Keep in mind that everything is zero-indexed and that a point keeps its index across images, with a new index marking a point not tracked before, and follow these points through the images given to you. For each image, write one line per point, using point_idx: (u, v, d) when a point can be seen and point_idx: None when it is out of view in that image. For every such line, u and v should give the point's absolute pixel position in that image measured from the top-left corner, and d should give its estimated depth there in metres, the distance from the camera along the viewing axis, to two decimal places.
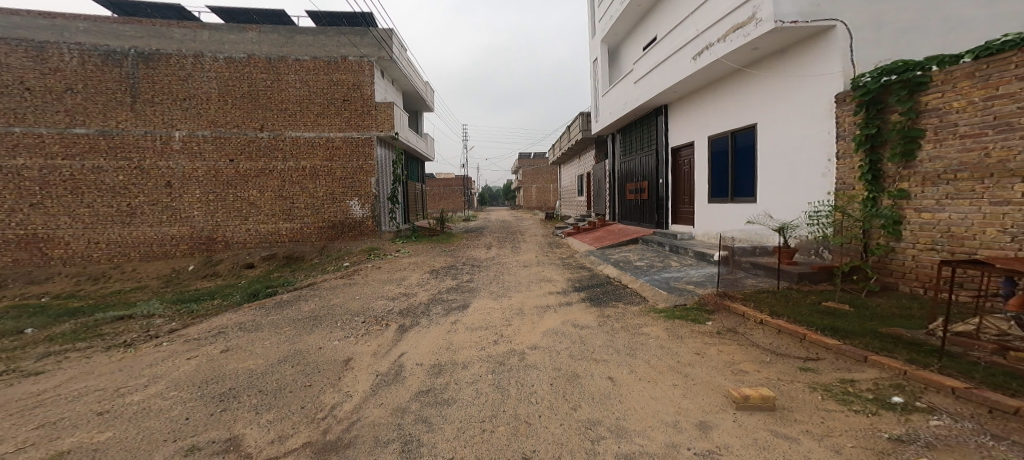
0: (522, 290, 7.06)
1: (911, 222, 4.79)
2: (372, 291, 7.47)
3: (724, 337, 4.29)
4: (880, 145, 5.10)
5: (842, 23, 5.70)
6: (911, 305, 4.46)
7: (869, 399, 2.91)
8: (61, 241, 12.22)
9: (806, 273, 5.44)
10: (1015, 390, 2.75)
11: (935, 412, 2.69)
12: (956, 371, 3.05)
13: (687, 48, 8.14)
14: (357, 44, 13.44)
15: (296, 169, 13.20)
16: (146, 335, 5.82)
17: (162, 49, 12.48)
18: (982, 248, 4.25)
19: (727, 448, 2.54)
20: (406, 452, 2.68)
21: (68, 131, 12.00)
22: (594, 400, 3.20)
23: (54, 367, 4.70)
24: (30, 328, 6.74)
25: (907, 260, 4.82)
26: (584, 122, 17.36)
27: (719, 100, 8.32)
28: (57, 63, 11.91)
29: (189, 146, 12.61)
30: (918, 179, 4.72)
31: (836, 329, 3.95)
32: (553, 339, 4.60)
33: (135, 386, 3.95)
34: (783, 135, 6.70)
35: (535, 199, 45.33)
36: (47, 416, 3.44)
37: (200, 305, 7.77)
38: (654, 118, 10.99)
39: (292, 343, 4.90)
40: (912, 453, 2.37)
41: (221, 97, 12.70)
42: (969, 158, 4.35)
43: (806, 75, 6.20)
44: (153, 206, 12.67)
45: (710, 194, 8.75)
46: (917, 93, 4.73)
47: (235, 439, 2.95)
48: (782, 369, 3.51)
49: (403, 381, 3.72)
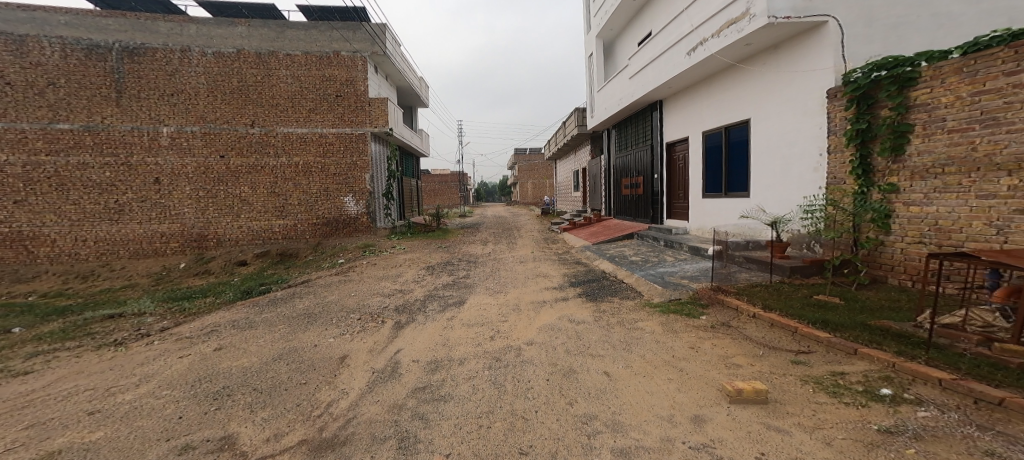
0: (518, 285, 7.10)
1: (900, 215, 4.87)
2: (368, 287, 7.45)
3: (718, 330, 4.36)
4: (871, 140, 5.16)
5: (834, 19, 5.72)
6: (900, 297, 4.55)
7: (859, 391, 2.98)
8: (47, 238, 12.04)
9: (798, 267, 5.52)
10: (1000, 381, 2.82)
11: (922, 404, 2.75)
12: (943, 362, 3.12)
13: (682, 43, 8.17)
14: (349, 39, 13.25)
15: (288, 165, 13.06)
16: (137, 333, 5.76)
17: (148, 43, 12.27)
18: (969, 241, 4.35)
19: (722, 441, 2.58)
20: (404, 449, 2.69)
21: (52, 126, 11.76)
22: (591, 395, 3.23)
23: (43, 366, 4.63)
24: (17, 327, 6.62)
25: (896, 253, 4.92)
26: (579, 117, 17.28)
27: (712, 97, 8.38)
28: (37, 57, 11.65)
29: (177, 141, 12.44)
30: (907, 173, 4.78)
31: (828, 322, 4.01)
32: (549, 334, 4.64)
33: (126, 385, 3.91)
34: (776, 130, 6.76)
35: (531, 194, 45.54)
36: (38, 416, 3.40)
37: (193, 303, 7.70)
38: (649, 113, 11.03)
39: (286, 341, 4.87)
40: (901, 445, 2.41)
41: (210, 92, 12.53)
42: (956, 152, 4.40)
43: (799, 70, 6.25)
44: (142, 203, 12.50)
45: (704, 189, 8.84)
46: (906, 88, 4.78)
47: (230, 438, 2.94)
48: (775, 362, 3.56)
49: (400, 377, 3.73)
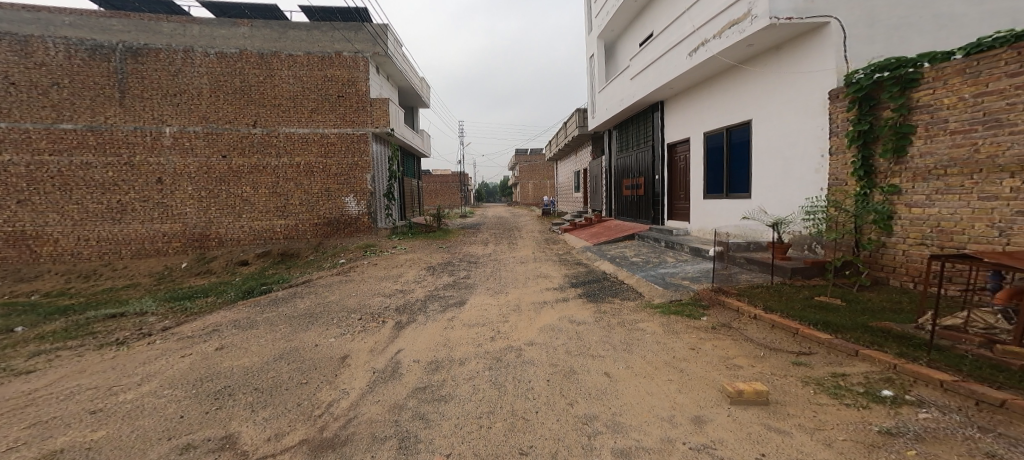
0: (519, 286, 7.09)
1: (901, 217, 4.86)
2: (369, 287, 7.45)
3: (719, 331, 4.35)
4: (872, 141, 5.16)
5: (836, 20, 5.71)
6: (901, 298, 4.55)
7: (860, 392, 2.97)
8: (50, 238, 12.08)
9: (799, 268, 5.51)
10: (1002, 383, 2.81)
11: (924, 406, 2.74)
12: (945, 364, 3.10)
13: (683, 44, 8.18)
14: (351, 40, 13.29)
15: (290, 166, 13.09)
16: (139, 333, 5.77)
17: (151, 44, 12.31)
18: (971, 243, 4.34)
19: (722, 442, 2.58)
20: (404, 449, 2.69)
21: (55, 126, 11.80)
22: (591, 395, 3.23)
23: (45, 365, 4.65)
24: (20, 327, 6.65)
25: (897, 254, 4.90)
26: (580, 118, 17.25)
27: (713, 98, 8.38)
28: (41, 58, 11.69)
29: (179, 141, 12.47)
30: (909, 174, 4.77)
31: (829, 323, 4.00)
32: (550, 334, 4.64)
33: (129, 384, 3.93)
34: (777, 131, 6.76)
35: (533, 195, 45.55)
36: (39, 415, 3.41)
37: (194, 302, 7.72)
38: (650, 114, 11.05)
39: (287, 341, 4.88)
40: (901, 446, 2.41)
41: (213, 92, 12.57)
42: (958, 154, 4.40)
43: (801, 71, 6.24)
44: (144, 203, 12.54)
45: (705, 190, 8.84)
46: (909, 89, 4.77)
47: (231, 437, 2.94)
48: (776, 364, 3.55)
49: (401, 377, 3.74)
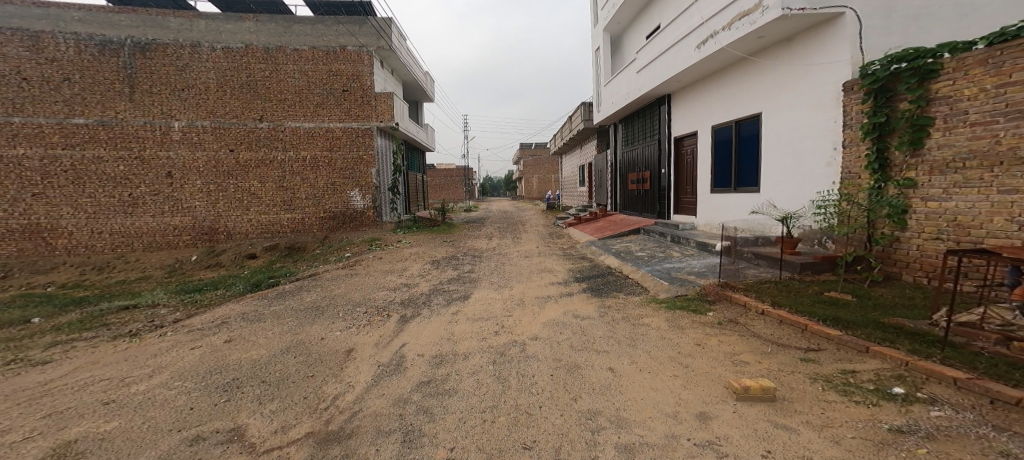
0: (523, 280, 7.07)
1: (917, 211, 4.75)
2: (374, 281, 7.50)
3: (725, 327, 4.30)
4: (888, 133, 5.03)
5: (851, 10, 5.55)
6: (914, 294, 4.44)
7: (870, 390, 2.91)
8: (64, 231, 12.29)
9: (809, 264, 5.42)
10: (1018, 381, 2.73)
11: (936, 404, 2.69)
12: (959, 361, 3.04)
13: (692, 36, 8.00)
14: (354, 34, 13.22)
15: (296, 160, 13.16)
16: (150, 325, 5.86)
17: (158, 39, 12.38)
18: (988, 238, 4.21)
19: (727, 439, 2.54)
20: (408, 442, 2.70)
21: (67, 121, 11.97)
22: (595, 391, 3.21)
23: (61, 356, 4.74)
24: (36, 318, 6.78)
25: (911, 249, 4.80)
26: (586, 111, 17.08)
27: (721, 91, 8.25)
28: (52, 53, 11.83)
29: (188, 136, 12.58)
30: (925, 167, 4.66)
31: (838, 319, 3.93)
32: (553, 329, 4.62)
33: (140, 376, 3.98)
34: (788, 124, 6.62)
35: (537, 190, 45.50)
36: (55, 405, 3.48)
37: (204, 295, 7.82)
38: (657, 108, 10.88)
39: (294, 334, 4.92)
40: (912, 444, 2.36)
41: (219, 87, 12.63)
42: (978, 146, 4.28)
43: (814, 63, 6.09)
44: (155, 197, 12.70)
45: (712, 185, 8.71)
46: (928, 80, 4.63)
47: (239, 429, 2.97)
48: (783, 360, 3.50)
49: (404, 372, 3.73)
